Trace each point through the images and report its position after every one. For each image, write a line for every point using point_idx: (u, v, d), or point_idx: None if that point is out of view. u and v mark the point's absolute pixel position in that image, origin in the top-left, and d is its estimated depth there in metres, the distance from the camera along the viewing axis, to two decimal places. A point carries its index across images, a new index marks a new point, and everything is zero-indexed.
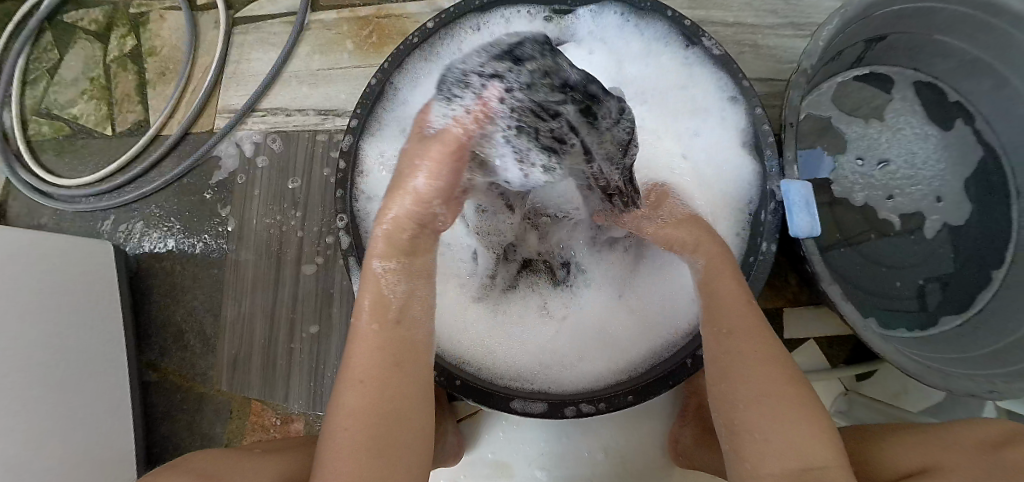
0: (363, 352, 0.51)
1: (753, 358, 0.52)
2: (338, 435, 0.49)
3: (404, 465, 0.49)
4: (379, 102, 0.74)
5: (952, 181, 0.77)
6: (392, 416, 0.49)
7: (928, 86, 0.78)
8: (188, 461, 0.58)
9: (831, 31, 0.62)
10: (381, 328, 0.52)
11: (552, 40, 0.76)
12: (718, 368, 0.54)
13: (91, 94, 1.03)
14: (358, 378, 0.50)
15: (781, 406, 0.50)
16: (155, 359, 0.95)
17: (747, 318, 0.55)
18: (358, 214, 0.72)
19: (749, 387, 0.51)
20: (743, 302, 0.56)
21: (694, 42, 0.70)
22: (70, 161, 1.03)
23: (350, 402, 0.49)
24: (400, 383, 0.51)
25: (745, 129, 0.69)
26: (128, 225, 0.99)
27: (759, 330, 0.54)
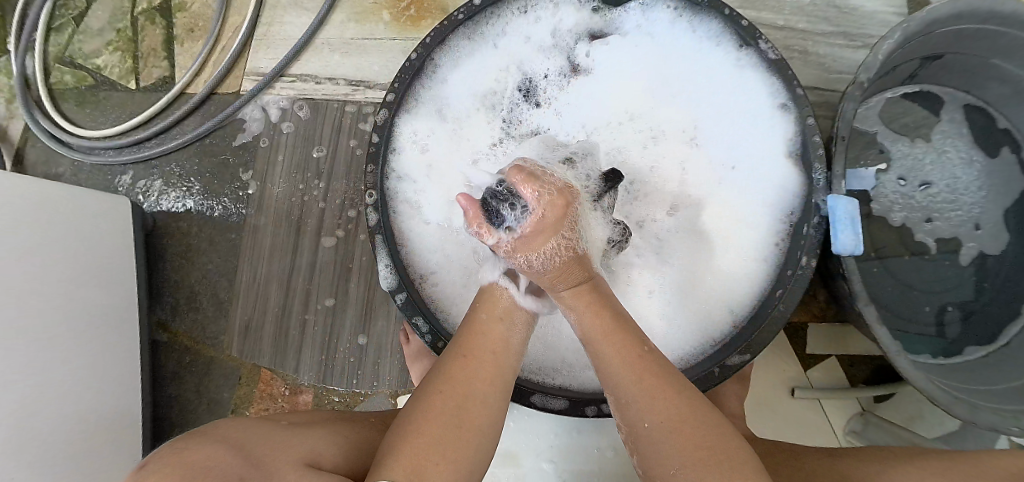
0: (470, 334, 0.55)
1: (659, 421, 0.48)
2: (424, 401, 0.50)
3: (475, 441, 0.48)
4: (415, 81, 0.72)
5: (992, 208, 0.75)
6: (481, 395, 0.50)
7: (977, 109, 0.77)
8: (213, 426, 0.53)
9: (892, 44, 0.60)
10: (487, 320, 0.56)
11: (596, 33, 0.76)
12: (631, 432, 0.51)
13: (117, 45, 1.01)
14: (463, 354, 0.53)
15: (704, 466, 0.45)
16: (167, 319, 0.95)
17: (634, 377, 0.50)
18: (388, 194, 0.71)
19: (664, 452, 0.47)
20: (629, 354, 0.51)
21: (748, 43, 0.68)
22: (91, 112, 1.01)
23: (449, 370, 0.51)
24: (497, 371, 0.53)
25: (794, 138, 0.67)
26: (148, 182, 0.98)
27: (657, 386, 0.50)
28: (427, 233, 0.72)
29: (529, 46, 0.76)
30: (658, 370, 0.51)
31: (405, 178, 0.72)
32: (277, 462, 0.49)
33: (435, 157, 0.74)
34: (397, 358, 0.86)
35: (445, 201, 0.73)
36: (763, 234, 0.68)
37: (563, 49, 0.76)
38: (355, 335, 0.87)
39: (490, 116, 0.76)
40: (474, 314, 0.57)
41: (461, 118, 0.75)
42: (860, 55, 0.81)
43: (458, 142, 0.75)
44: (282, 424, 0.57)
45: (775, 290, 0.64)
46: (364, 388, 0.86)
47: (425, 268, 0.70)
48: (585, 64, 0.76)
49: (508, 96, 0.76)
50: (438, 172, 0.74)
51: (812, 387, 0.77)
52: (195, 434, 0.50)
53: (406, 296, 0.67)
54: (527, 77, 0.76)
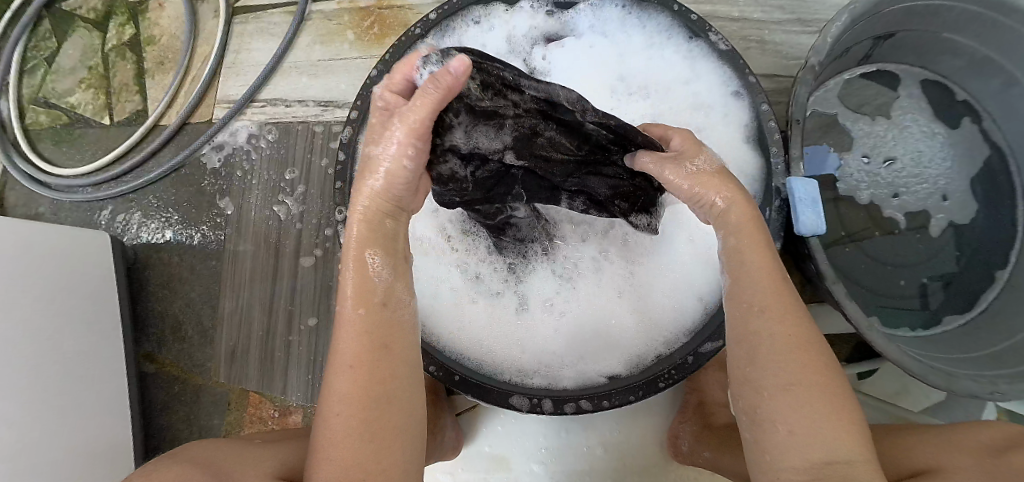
0: (349, 337, 0.45)
1: (786, 334, 0.45)
2: (325, 429, 0.45)
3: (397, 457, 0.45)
4: (377, 95, 0.74)
5: (959, 179, 0.76)
6: (386, 400, 0.45)
7: (934, 83, 0.78)
8: (189, 446, 0.57)
9: (840, 27, 0.61)
10: (369, 313, 0.46)
11: (551, 35, 0.77)
12: (742, 344, 0.47)
13: (89, 82, 1.02)
14: (348, 364, 0.45)
15: (814, 395, 0.44)
16: (154, 351, 0.95)
17: (777, 299, 0.47)
18: None
19: (773, 368, 0.45)
20: (769, 270, 0.48)
21: (698, 35, 0.70)
22: (68, 150, 1.02)
23: (340, 389, 0.44)
24: (391, 362, 0.45)
25: (749, 124, 0.68)
26: (127, 215, 0.98)
27: (790, 308, 0.47)
28: None
29: (484, 55, 0.76)
30: (792, 293, 0.48)
31: None
32: (246, 475, 0.51)
33: None
34: None
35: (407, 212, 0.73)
36: None
37: (518, 54, 0.76)
38: None
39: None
40: (341, 308, 0.46)
41: None
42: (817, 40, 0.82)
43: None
44: (259, 442, 0.59)
45: None
46: None
47: None
48: (542, 68, 0.76)
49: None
50: None
51: None
52: (167, 456, 0.54)
53: None
54: None
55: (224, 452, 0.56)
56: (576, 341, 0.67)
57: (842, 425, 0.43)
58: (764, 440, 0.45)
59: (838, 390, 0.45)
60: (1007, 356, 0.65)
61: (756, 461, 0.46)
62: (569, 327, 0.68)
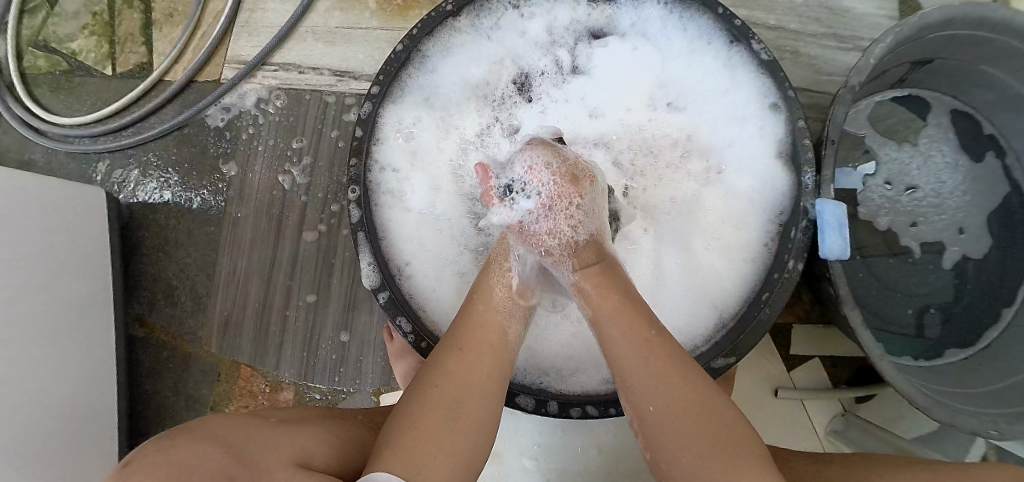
0: (468, 324, 0.56)
1: (662, 396, 0.49)
2: (419, 397, 0.50)
3: (471, 439, 0.49)
4: (406, 65, 0.71)
5: (976, 213, 0.76)
6: (470, 389, 0.51)
7: (963, 115, 0.78)
8: (201, 422, 0.52)
9: (884, 49, 0.60)
10: (490, 315, 0.57)
11: (596, 32, 0.75)
12: (636, 414, 0.51)
13: (93, 30, 0.97)
14: (460, 347, 0.54)
15: (710, 442, 0.46)
16: (144, 313, 0.92)
17: (642, 353, 0.52)
18: (371, 186, 0.69)
19: (667, 430, 0.48)
20: (637, 336, 0.53)
21: (739, 40, 0.68)
22: (66, 99, 0.98)
23: (448, 367, 0.52)
24: (492, 364, 0.54)
25: (783, 139, 0.67)
26: (124, 172, 0.95)
27: (667, 369, 0.51)
28: (409, 222, 0.71)
29: (523, 41, 0.75)
30: (667, 347, 0.53)
31: (387, 167, 0.71)
32: (269, 460, 0.49)
33: (420, 146, 0.74)
34: (381, 355, 0.85)
35: (431, 190, 0.73)
36: (754, 236, 0.68)
37: (559, 46, 0.75)
38: (336, 333, 0.86)
39: (484, 107, 0.75)
40: (474, 307, 0.58)
41: (450, 109, 0.75)
42: (851, 58, 0.81)
43: (448, 132, 0.75)
44: (273, 421, 0.56)
45: (759, 293, 0.65)
46: (346, 386, 0.85)
47: (402, 259, 0.69)
48: (582, 64, 0.76)
49: (503, 89, 0.76)
50: (422, 162, 0.74)
51: (795, 387, 0.78)
52: (179, 432, 0.49)
53: (388, 296, 0.67)
54: (524, 71, 0.76)
55: (238, 431, 0.52)
56: (595, 346, 0.68)
57: (747, 464, 0.45)
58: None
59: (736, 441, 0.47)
60: (1008, 394, 0.66)
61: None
62: (594, 332, 0.68)
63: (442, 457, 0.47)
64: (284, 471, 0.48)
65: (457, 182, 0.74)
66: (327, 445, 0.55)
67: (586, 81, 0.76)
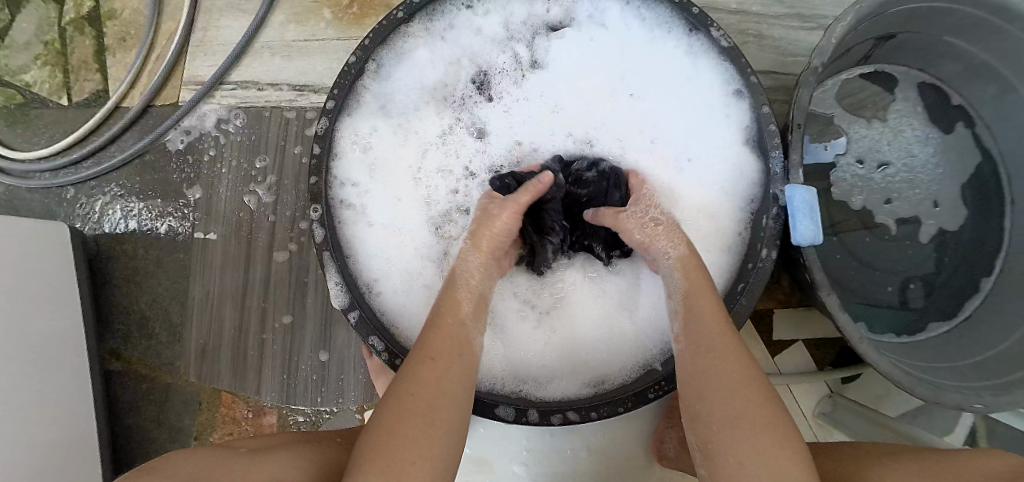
0: (434, 333, 0.54)
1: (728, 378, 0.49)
2: (390, 408, 0.48)
3: (445, 444, 0.46)
4: (362, 74, 0.70)
5: (950, 185, 0.75)
6: (441, 395, 0.49)
7: (931, 87, 0.77)
8: (164, 461, 0.52)
9: (846, 27, 0.59)
10: (450, 324, 0.55)
11: (553, 26, 0.74)
12: (692, 380, 0.51)
13: (45, 60, 0.95)
14: (429, 356, 0.52)
15: (758, 438, 0.45)
16: (119, 347, 0.90)
17: (713, 338, 0.52)
18: (332, 203, 0.69)
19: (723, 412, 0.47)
20: (712, 316, 0.53)
21: (699, 28, 0.67)
22: (23, 132, 0.95)
23: (418, 375, 0.49)
24: (461, 370, 0.52)
25: (749, 125, 0.66)
26: (88, 203, 0.93)
27: (735, 364, 0.49)
28: (371, 236, 0.70)
29: (480, 39, 0.74)
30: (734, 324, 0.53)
31: (348, 182, 0.70)
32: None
33: (380, 157, 0.72)
34: (362, 371, 0.84)
35: (392, 200, 0.71)
36: (726, 225, 0.67)
37: (517, 41, 0.74)
38: (315, 352, 0.85)
39: (443, 110, 0.73)
40: (438, 318, 0.56)
41: (408, 115, 0.73)
42: (815, 36, 0.80)
43: (407, 137, 0.73)
44: (241, 451, 0.56)
45: (736, 285, 0.64)
46: (329, 405, 0.84)
47: (370, 276, 0.68)
48: (541, 57, 0.74)
49: (461, 88, 0.74)
50: (382, 172, 0.72)
51: (780, 373, 0.77)
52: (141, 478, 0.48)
53: (359, 315, 0.65)
54: (482, 70, 0.74)
55: (204, 465, 0.51)
56: (574, 354, 0.67)
57: (778, 445, 0.45)
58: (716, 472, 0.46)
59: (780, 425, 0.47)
60: (991, 365, 0.65)
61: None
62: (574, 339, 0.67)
63: (423, 462, 0.45)
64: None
65: (420, 189, 0.72)
66: (301, 464, 0.55)
67: (547, 75, 0.74)
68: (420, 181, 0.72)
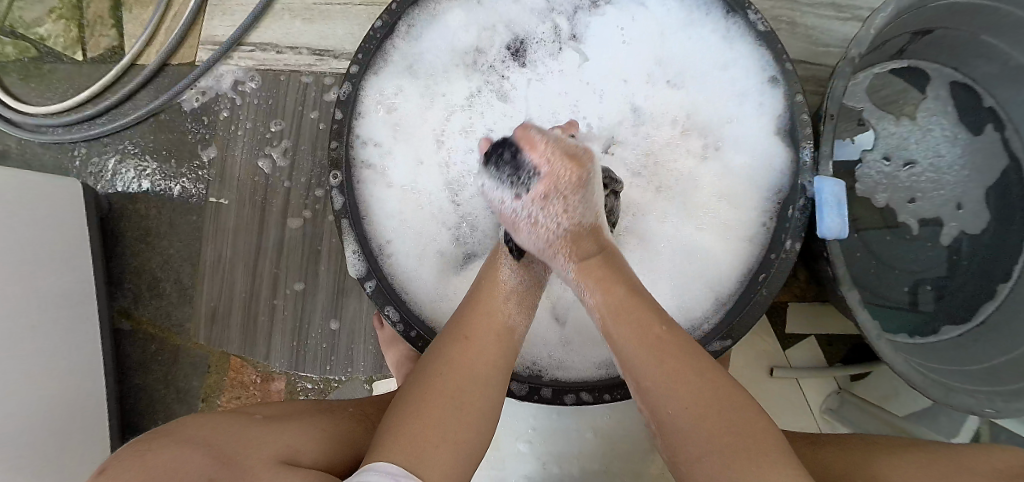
0: (471, 313, 0.54)
1: (661, 371, 0.49)
2: (418, 392, 0.49)
3: (474, 426, 0.48)
4: (391, 33, 0.68)
5: (974, 187, 0.75)
6: (475, 379, 0.50)
7: (962, 86, 0.76)
8: (181, 424, 0.51)
9: (885, 19, 0.58)
10: (496, 301, 0.55)
11: (596, 1, 0.72)
12: (635, 383, 0.51)
13: (60, 13, 0.93)
14: (464, 335, 0.52)
15: (708, 424, 0.46)
16: (130, 307, 0.91)
17: (639, 332, 0.51)
18: (354, 161, 0.68)
19: (672, 401, 0.48)
20: (647, 333, 0.51)
21: (734, 10, 0.66)
22: (37, 87, 0.94)
23: (449, 356, 0.51)
24: (500, 351, 0.53)
25: (782, 115, 0.65)
26: (101, 161, 0.92)
27: (670, 356, 0.50)
28: (391, 196, 0.69)
29: (519, 9, 0.73)
30: (660, 319, 0.52)
31: (370, 141, 0.69)
32: (252, 460, 0.48)
33: (406, 117, 0.71)
34: (371, 342, 0.84)
35: (414, 164, 0.71)
36: (749, 215, 0.67)
37: (558, 13, 0.73)
38: (326, 321, 0.85)
39: (472, 75, 0.73)
40: (479, 290, 0.56)
41: (436, 76, 0.72)
42: (849, 28, 0.79)
43: (433, 100, 0.72)
44: (257, 418, 0.55)
45: (757, 274, 0.63)
46: (337, 374, 0.84)
47: (383, 237, 0.67)
48: (580, 32, 0.73)
49: (493, 53, 0.73)
50: (407, 133, 0.71)
51: (790, 366, 0.77)
52: (159, 435, 0.48)
53: (376, 285, 0.64)
54: (518, 37, 0.73)
55: (221, 431, 0.51)
56: (590, 333, 0.67)
57: (731, 427, 0.46)
58: (678, 456, 0.48)
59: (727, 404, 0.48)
60: (1002, 371, 0.66)
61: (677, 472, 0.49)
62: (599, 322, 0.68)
63: (445, 445, 0.46)
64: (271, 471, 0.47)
65: (443, 153, 0.72)
66: (314, 438, 0.54)
67: (584, 54, 0.73)
68: (444, 145, 0.72)
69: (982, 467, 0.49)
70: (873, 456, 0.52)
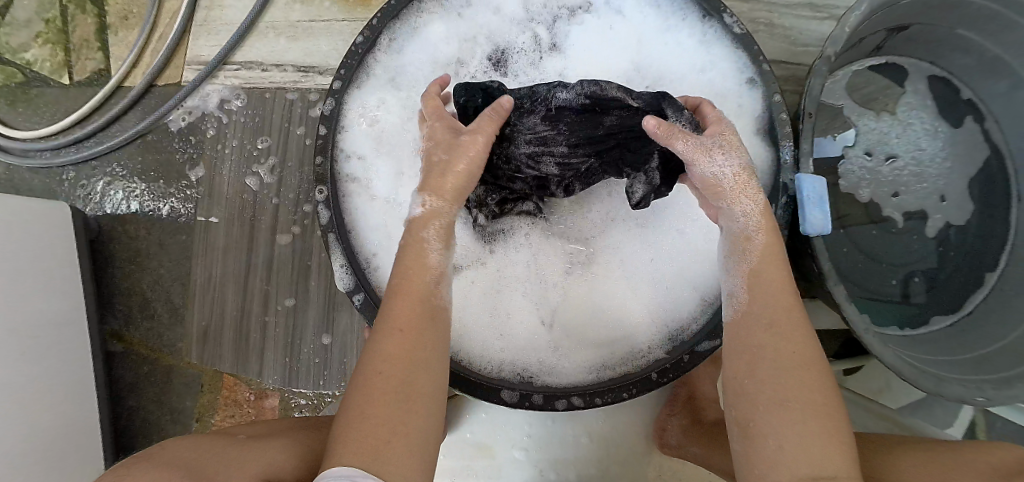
0: (402, 304, 0.49)
1: (785, 350, 0.46)
2: (360, 389, 0.46)
3: (423, 419, 0.46)
4: (374, 47, 0.70)
5: (956, 179, 0.76)
6: (418, 368, 0.47)
7: (941, 80, 0.77)
8: (164, 447, 0.52)
9: (859, 17, 0.59)
10: (420, 284, 0.51)
11: (574, 9, 0.73)
12: (746, 357, 0.48)
13: (46, 38, 0.93)
14: (398, 327, 0.48)
15: (808, 421, 0.44)
16: (121, 329, 0.90)
17: (774, 306, 0.49)
18: (338, 176, 0.68)
19: (776, 389, 0.45)
20: (787, 313, 0.48)
21: (711, 15, 0.68)
22: (24, 111, 0.94)
23: (384, 350, 0.46)
24: (434, 335, 0.49)
25: (761, 115, 0.66)
26: (89, 184, 0.92)
27: (796, 341, 0.47)
28: (373, 210, 0.69)
29: (498, 18, 0.73)
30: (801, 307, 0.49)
31: (353, 155, 0.69)
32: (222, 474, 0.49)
33: (387, 129, 0.71)
34: (364, 355, 0.84)
35: (396, 176, 0.70)
36: None
37: (538, 22, 0.73)
38: (318, 335, 0.85)
39: (453, 86, 0.72)
40: (400, 282, 0.51)
41: (416, 88, 0.72)
42: (826, 27, 0.79)
43: (414, 112, 0.71)
44: (239, 439, 0.56)
45: None
46: (331, 389, 0.84)
47: (367, 249, 0.67)
48: (559, 41, 0.73)
49: (475, 65, 0.73)
50: (390, 145, 0.71)
51: None
52: (141, 459, 0.49)
53: (364, 298, 0.65)
54: (498, 47, 0.73)
55: (198, 449, 0.52)
56: (574, 335, 0.67)
57: (826, 433, 0.43)
58: (752, 448, 0.45)
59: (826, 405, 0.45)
60: (992, 360, 0.66)
61: (740, 461, 0.46)
62: (586, 326, 0.67)
63: (398, 443, 0.44)
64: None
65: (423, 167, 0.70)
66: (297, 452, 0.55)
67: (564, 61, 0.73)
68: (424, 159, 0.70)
69: (973, 456, 0.49)
70: (865, 451, 0.52)
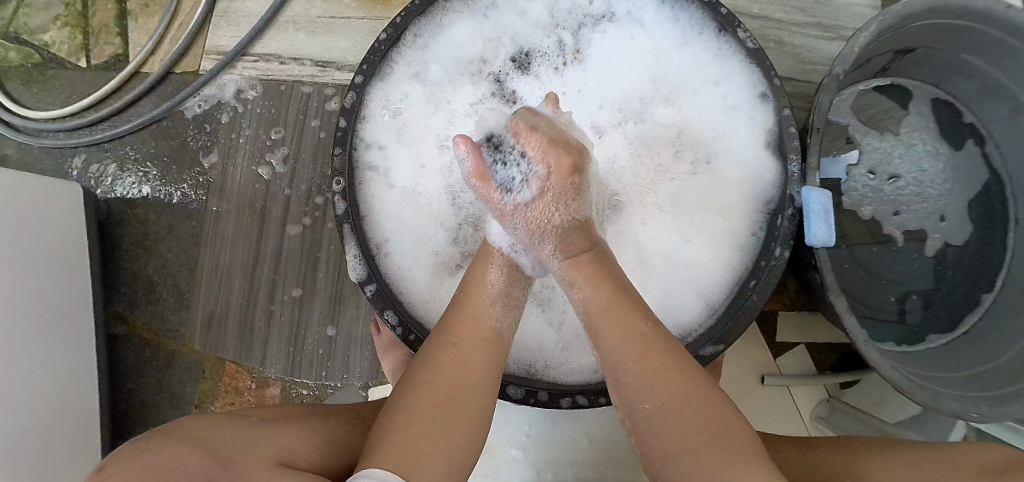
0: (466, 322, 0.53)
1: (657, 400, 0.48)
2: (411, 394, 0.48)
3: (467, 433, 0.47)
4: (395, 46, 0.71)
5: (956, 200, 0.77)
6: (464, 387, 0.49)
7: (944, 103, 0.79)
8: (178, 423, 0.51)
9: (867, 38, 0.60)
10: (481, 302, 0.55)
11: (596, 16, 0.75)
12: (630, 415, 0.50)
13: (66, 20, 0.94)
14: (452, 342, 0.52)
15: (711, 456, 0.45)
16: (125, 312, 0.91)
17: (625, 347, 0.50)
18: (356, 164, 0.69)
19: (671, 437, 0.47)
20: (635, 343, 0.50)
21: (727, 30, 0.68)
22: (40, 92, 0.95)
23: (438, 362, 0.50)
24: (485, 355, 0.52)
25: (771, 129, 0.67)
26: (101, 167, 0.92)
27: (664, 376, 0.49)
28: (391, 198, 0.71)
29: (524, 21, 0.75)
30: (654, 341, 0.51)
31: (374, 144, 0.71)
32: (249, 461, 0.47)
33: (410, 121, 0.73)
34: (368, 348, 0.84)
35: (415, 166, 0.72)
36: (741, 225, 0.68)
37: (563, 28, 0.75)
38: (324, 327, 0.85)
39: (475, 85, 0.74)
40: (463, 297, 0.56)
41: (441, 84, 0.74)
42: (835, 47, 0.82)
43: (438, 106, 0.74)
44: (254, 420, 0.55)
45: (748, 280, 0.65)
46: (334, 381, 0.84)
47: (381, 236, 0.69)
48: (583, 48, 0.75)
49: (498, 64, 0.75)
50: (411, 136, 0.73)
51: (781, 375, 0.79)
52: (158, 435, 0.48)
53: (376, 289, 0.65)
54: (523, 48, 0.75)
55: (217, 433, 0.50)
56: (587, 332, 0.68)
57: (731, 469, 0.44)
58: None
59: (729, 438, 0.46)
60: (987, 378, 0.67)
61: None
62: None
63: (436, 455, 0.45)
64: (265, 468, 0.47)
65: (443, 159, 0.73)
66: (310, 440, 0.54)
67: (583, 67, 0.75)
68: (445, 153, 0.73)
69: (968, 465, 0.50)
70: (866, 459, 0.54)
